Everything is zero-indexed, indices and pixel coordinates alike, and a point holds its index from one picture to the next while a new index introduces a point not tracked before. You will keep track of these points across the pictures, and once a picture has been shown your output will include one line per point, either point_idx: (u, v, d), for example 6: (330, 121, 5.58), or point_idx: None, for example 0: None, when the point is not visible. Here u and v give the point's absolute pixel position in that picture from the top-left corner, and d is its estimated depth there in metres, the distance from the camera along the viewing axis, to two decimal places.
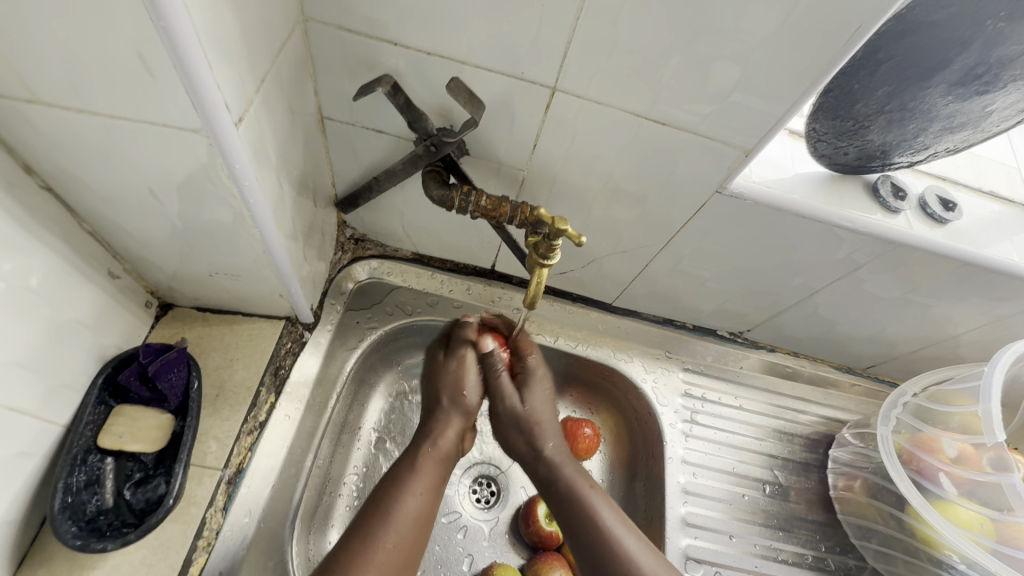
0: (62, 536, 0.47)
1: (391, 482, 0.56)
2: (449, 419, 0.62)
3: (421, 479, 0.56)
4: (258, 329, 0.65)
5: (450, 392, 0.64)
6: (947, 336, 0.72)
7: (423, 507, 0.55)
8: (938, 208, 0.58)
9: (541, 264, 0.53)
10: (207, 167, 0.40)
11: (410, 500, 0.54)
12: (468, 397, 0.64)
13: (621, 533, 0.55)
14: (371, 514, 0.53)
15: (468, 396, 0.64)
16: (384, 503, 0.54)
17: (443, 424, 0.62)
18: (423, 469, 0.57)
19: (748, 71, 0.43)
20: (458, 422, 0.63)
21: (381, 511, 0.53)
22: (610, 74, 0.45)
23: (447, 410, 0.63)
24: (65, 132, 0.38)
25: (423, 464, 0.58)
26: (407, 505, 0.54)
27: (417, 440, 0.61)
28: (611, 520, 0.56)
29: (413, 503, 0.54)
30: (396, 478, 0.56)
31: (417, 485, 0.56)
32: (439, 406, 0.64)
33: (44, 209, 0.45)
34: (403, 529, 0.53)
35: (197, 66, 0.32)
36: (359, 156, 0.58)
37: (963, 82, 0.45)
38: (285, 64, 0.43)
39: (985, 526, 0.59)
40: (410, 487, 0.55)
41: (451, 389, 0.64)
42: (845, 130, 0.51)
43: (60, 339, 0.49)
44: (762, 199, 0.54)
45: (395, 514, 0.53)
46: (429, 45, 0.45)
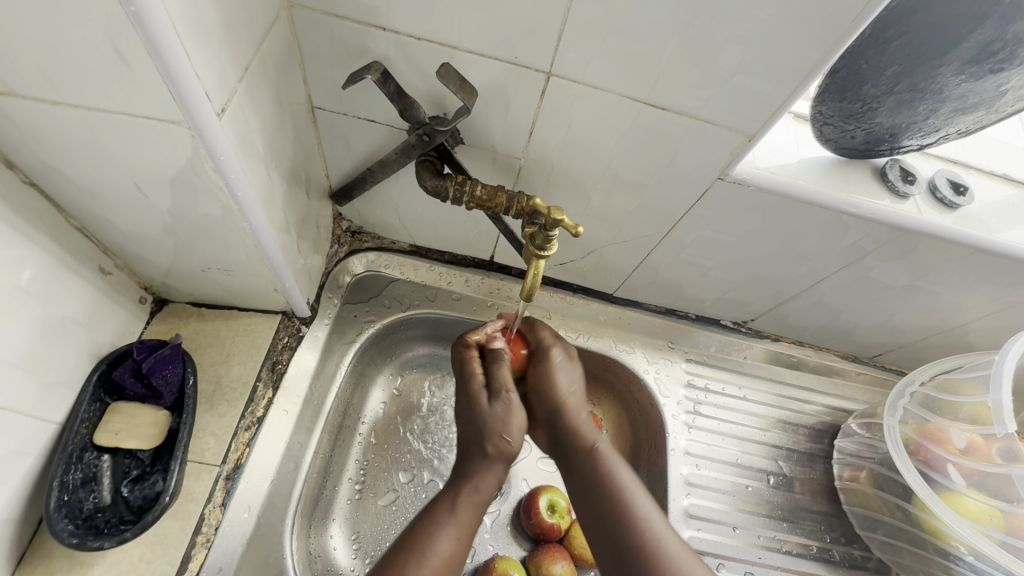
0: (59, 535, 0.46)
1: (423, 524, 0.51)
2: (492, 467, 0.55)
3: (456, 523, 0.51)
4: (254, 323, 0.64)
5: (476, 427, 0.56)
6: (956, 324, 0.70)
7: (459, 553, 0.50)
8: (948, 192, 0.56)
9: (539, 255, 0.51)
10: (192, 159, 0.39)
11: (443, 543, 0.49)
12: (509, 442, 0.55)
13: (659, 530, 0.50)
14: (400, 560, 0.47)
15: (511, 439, 0.55)
16: (415, 549, 0.48)
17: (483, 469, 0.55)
18: (459, 512, 0.51)
19: (751, 52, 0.41)
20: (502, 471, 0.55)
21: (414, 556, 0.48)
22: (607, 58, 0.44)
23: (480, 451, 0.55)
24: (45, 125, 0.37)
25: (458, 509, 0.52)
26: (441, 550, 0.48)
27: (451, 482, 0.54)
28: (652, 516, 0.51)
29: (448, 547, 0.49)
30: (427, 519, 0.51)
31: (450, 529, 0.50)
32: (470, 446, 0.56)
33: (28, 204, 0.44)
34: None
35: (173, 54, 0.31)
36: (352, 146, 0.57)
37: (977, 60, 0.43)
38: (270, 52, 0.42)
39: (994, 517, 0.58)
40: (444, 531, 0.50)
41: (492, 432, 0.55)
42: (852, 112, 0.49)
43: (52, 336, 0.49)
44: (766, 185, 0.53)
45: (427, 558, 0.48)
46: (420, 30, 0.44)
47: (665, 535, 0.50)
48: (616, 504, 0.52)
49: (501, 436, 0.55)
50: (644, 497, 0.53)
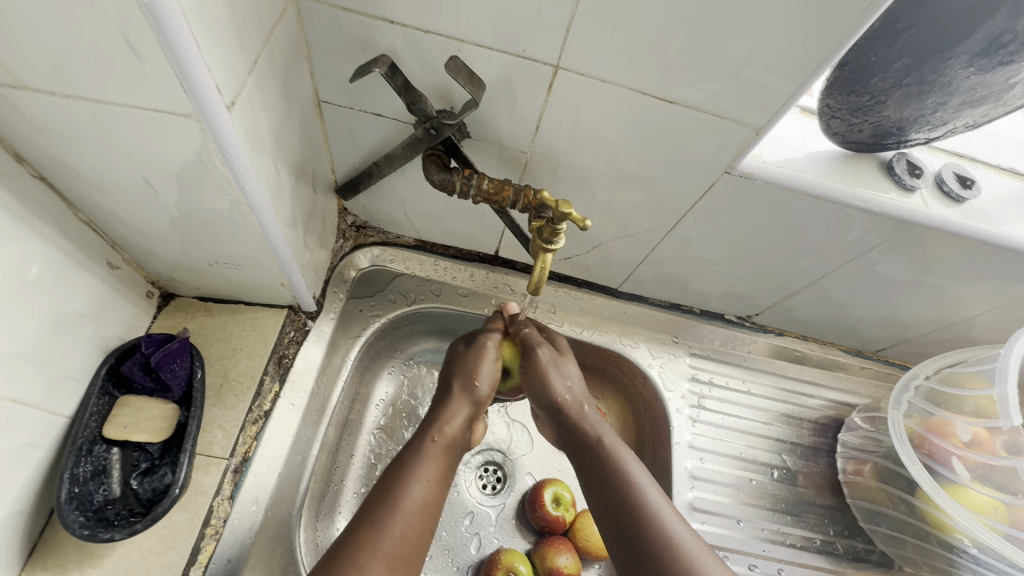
0: (70, 526, 0.47)
1: (396, 470, 0.51)
2: (457, 406, 0.58)
3: (430, 465, 0.52)
4: (260, 317, 0.64)
5: (464, 379, 0.59)
6: (961, 319, 0.71)
7: (435, 495, 0.51)
8: (955, 185, 0.56)
9: (545, 249, 0.51)
10: (201, 153, 0.39)
11: (418, 488, 0.50)
12: (479, 383, 0.59)
13: (662, 514, 0.50)
14: (377, 504, 0.48)
15: (479, 382, 0.60)
16: (387, 493, 0.49)
17: (450, 409, 0.58)
18: (429, 457, 0.53)
19: (760, 45, 0.41)
20: (466, 411, 0.58)
21: (387, 498, 0.48)
22: (614, 51, 0.43)
23: (454, 396, 0.59)
24: (55, 118, 0.37)
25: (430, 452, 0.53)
26: (415, 494, 0.49)
27: (421, 431, 0.55)
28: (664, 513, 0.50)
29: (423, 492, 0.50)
30: (399, 465, 0.52)
31: (424, 472, 0.51)
32: (449, 392, 0.59)
33: (36, 198, 0.44)
34: (412, 519, 0.48)
35: (184, 47, 0.31)
36: (358, 141, 0.57)
37: (986, 52, 0.43)
38: (278, 44, 0.42)
39: (998, 510, 0.58)
40: (416, 475, 0.51)
41: (467, 374, 0.60)
42: (861, 106, 0.49)
43: (59, 330, 0.49)
44: (773, 179, 0.53)
45: (404, 504, 0.48)
46: (427, 23, 0.44)
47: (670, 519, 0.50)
48: (622, 488, 0.52)
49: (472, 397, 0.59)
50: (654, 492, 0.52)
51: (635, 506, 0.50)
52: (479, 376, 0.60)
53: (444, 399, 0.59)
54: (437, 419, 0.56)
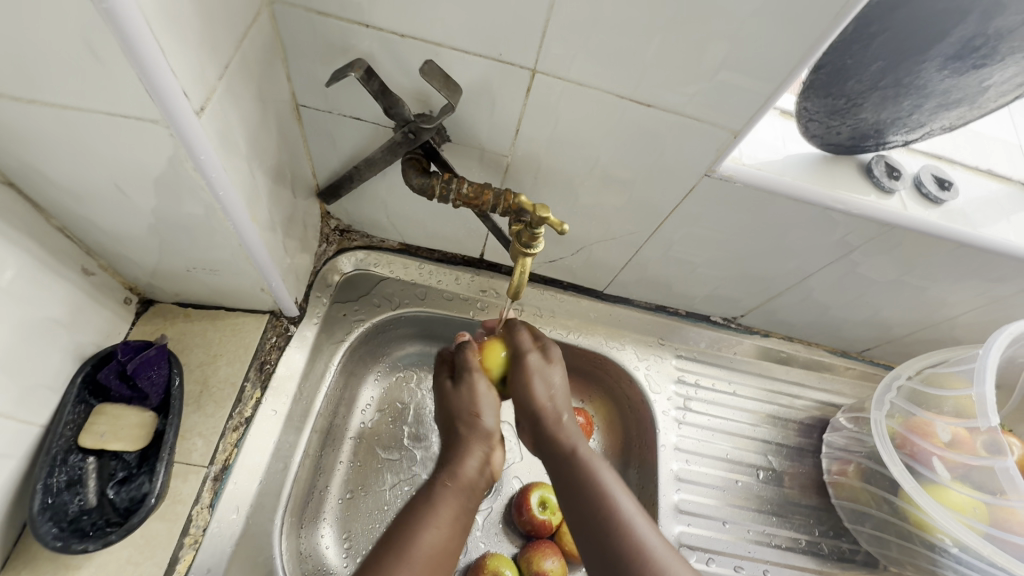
0: (42, 538, 0.46)
1: (408, 516, 0.50)
2: (471, 450, 0.56)
3: (444, 512, 0.50)
4: (241, 323, 0.64)
5: (465, 418, 0.57)
6: (943, 319, 0.71)
7: (449, 545, 0.49)
8: (933, 187, 0.57)
9: (525, 253, 0.51)
10: (171, 158, 0.39)
11: (431, 534, 0.48)
12: (481, 419, 0.57)
13: (636, 525, 0.50)
14: (389, 552, 0.46)
15: (484, 417, 0.57)
16: (398, 541, 0.47)
17: (464, 453, 0.55)
18: (443, 502, 0.51)
19: (736, 48, 0.41)
20: (481, 453, 0.56)
21: (397, 546, 0.47)
22: (592, 55, 0.43)
23: (461, 436, 0.57)
24: (21, 125, 0.37)
25: (445, 499, 0.51)
26: (427, 541, 0.47)
27: (433, 476, 0.54)
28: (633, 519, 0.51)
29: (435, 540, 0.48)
30: (412, 511, 0.50)
31: (437, 518, 0.49)
32: (455, 434, 0.57)
33: (6, 204, 0.44)
34: (427, 566, 0.46)
35: (147, 51, 0.31)
36: (338, 145, 0.57)
37: (960, 55, 0.43)
38: (252, 48, 0.42)
39: (979, 509, 0.59)
40: (428, 522, 0.49)
41: (466, 412, 0.58)
42: (838, 108, 0.49)
43: (32, 338, 0.48)
44: (752, 181, 0.53)
45: (415, 553, 0.46)
46: (403, 26, 0.43)
47: (640, 524, 0.50)
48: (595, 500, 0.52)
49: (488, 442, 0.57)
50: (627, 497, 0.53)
51: (610, 519, 0.50)
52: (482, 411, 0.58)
53: (452, 441, 0.57)
54: (450, 462, 0.55)
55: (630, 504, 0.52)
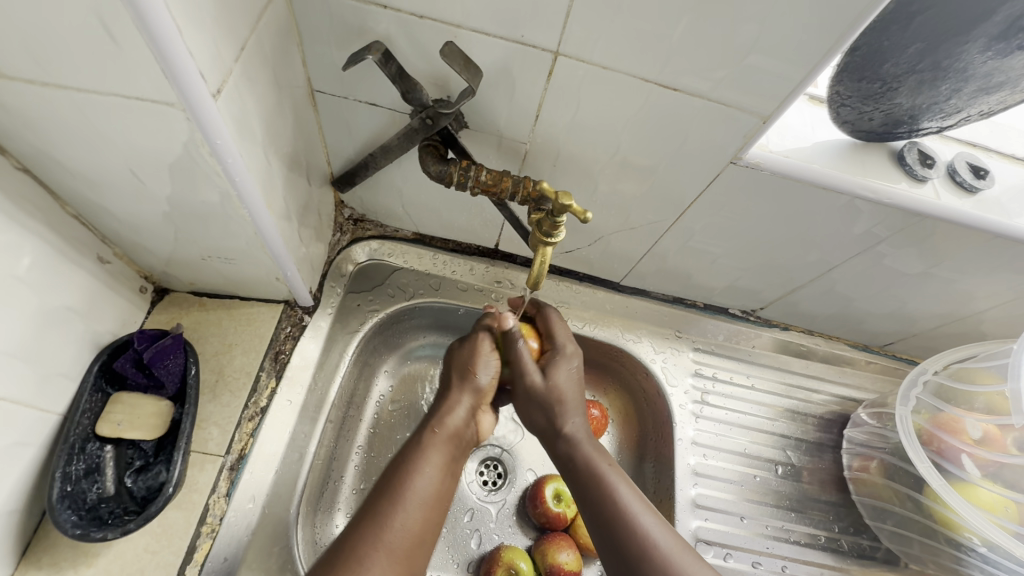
0: (62, 526, 0.46)
1: (398, 460, 0.51)
2: (460, 398, 0.57)
3: (432, 455, 0.52)
4: (256, 312, 0.63)
5: (461, 371, 0.59)
6: (971, 313, 0.69)
7: (436, 488, 0.50)
8: (968, 175, 0.55)
9: (545, 242, 0.50)
10: (187, 144, 0.38)
11: (421, 479, 0.49)
12: (477, 375, 0.59)
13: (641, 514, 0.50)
14: (380, 492, 0.48)
15: (479, 375, 0.59)
16: (390, 484, 0.49)
17: (453, 403, 0.57)
18: (432, 448, 0.52)
19: (768, 29, 0.40)
20: (468, 403, 0.58)
21: (390, 490, 0.48)
22: (617, 36, 0.42)
23: (457, 389, 0.58)
24: (37, 109, 0.36)
25: (432, 443, 0.53)
26: (418, 485, 0.49)
27: (423, 422, 0.55)
28: (639, 510, 0.50)
29: (424, 484, 0.49)
30: (402, 455, 0.52)
31: (428, 463, 0.51)
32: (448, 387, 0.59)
33: (22, 191, 0.43)
34: (417, 510, 0.48)
35: (164, 32, 0.30)
36: (354, 132, 0.56)
37: (1005, 35, 0.41)
38: (268, 31, 0.41)
39: (1009, 508, 0.57)
40: (418, 466, 0.50)
41: (462, 368, 0.59)
42: (871, 93, 0.48)
43: (49, 327, 0.48)
44: (780, 169, 0.51)
45: (404, 494, 0.48)
46: (422, 7, 0.42)
47: (645, 514, 0.50)
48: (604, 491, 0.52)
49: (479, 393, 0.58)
50: (630, 488, 0.52)
51: (612, 508, 0.50)
52: (477, 368, 0.59)
53: (445, 393, 0.58)
54: (441, 413, 0.56)
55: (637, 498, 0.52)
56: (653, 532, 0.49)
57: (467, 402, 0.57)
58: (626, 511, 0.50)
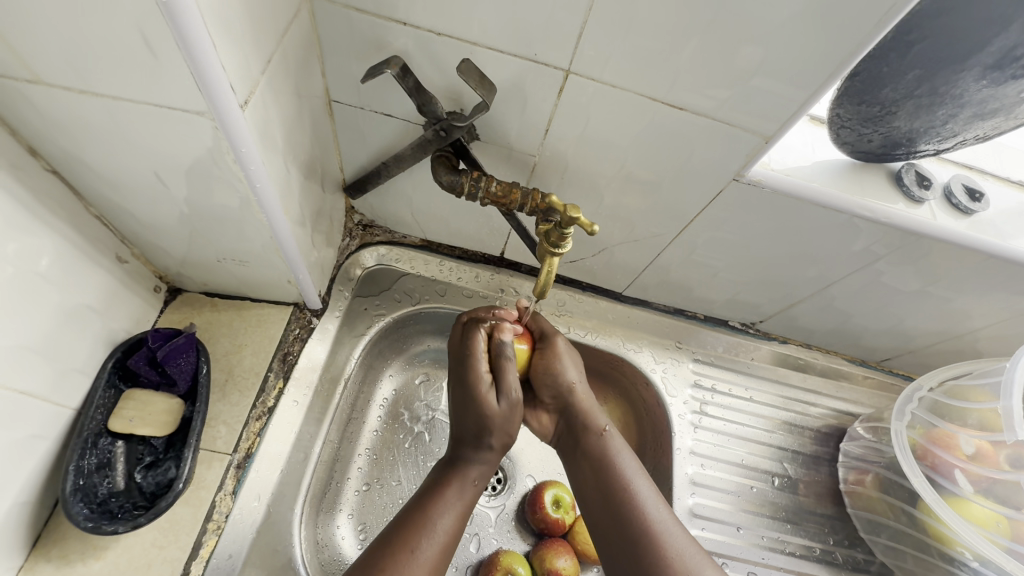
0: (74, 518, 0.47)
1: (428, 496, 0.52)
2: (492, 448, 0.57)
3: (459, 501, 0.52)
4: (267, 314, 0.65)
5: (471, 408, 0.55)
6: (965, 331, 0.70)
7: (459, 525, 0.51)
8: (963, 198, 0.56)
9: (552, 253, 0.52)
10: (212, 150, 0.39)
11: (447, 520, 0.50)
12: (489, 410, 0.54)
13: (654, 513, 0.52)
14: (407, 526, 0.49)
15: (512, 394, 0.55)
16: (419, 518, 0.50)
17: None
18: (461, 492, 0.53)
19: (772, 54, 0.41)
20: (494, 433, 0.59)
21: (418, 525, 0.49)
22: (627, 57, 0.43)
23: None
24: (70, 114, 0.38)
25: (459, 479, 0.54)
26: (443, 526, 0.50)
27: (452, 452, 0.57)
28: (652, 510, 0.52)
29: (451, 522, 0.51)
30: (430, 494, 0.52)
31: (453, 506, 0.52)
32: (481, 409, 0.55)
33: (48, 191, 0.45)
34: (442, 546, 0.49)
35: (200, 46, 0.31)
36: (367, 140, 0.57)
37: (999, 65, 0.43)
38: (292, 44, 0.42)
39: (1000, 524, 0.58)
40: (446, 504, 0.51)
41: (495, 389, 0.55)
42: (871, 116, 0.49)
43: (68, 324, 0.49)
44: (781, 187, 0.53)
45: (432, 532, 0.49)
46: (440, 24, 0.44)
47: (658, 514, 0.52)
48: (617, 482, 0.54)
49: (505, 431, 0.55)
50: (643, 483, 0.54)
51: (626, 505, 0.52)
52: (486, 402, 0.55)
53: None
54: (468, 440, 0.57)
55: (653, 493, 0.54)
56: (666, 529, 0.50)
57: (500, 455, 0.57)
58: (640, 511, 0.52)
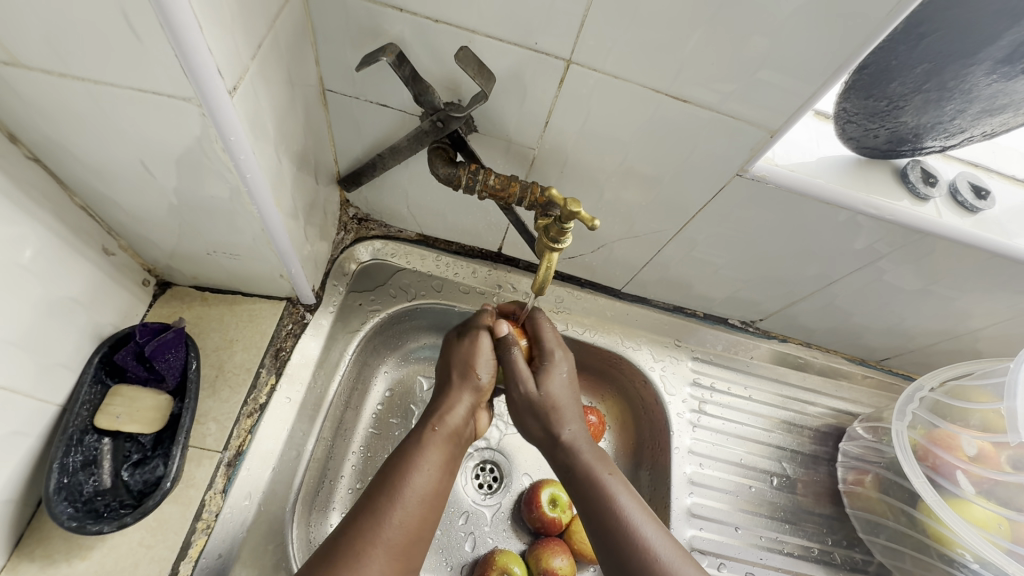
0: (57, 517, 0.46)
1: (399, 458, 0.51)
2: (459, 396, 0.57)
3: (432, 455, 0.51)
4: (259, 309, 0.63)
5: (460, 368, 0.58)
6: (967, 331, 0.70)
7: (434, 488, 0.50)
8: (969, 195, 0.55)
9: (552, 248, 0.51)
10: (201, 139, 0.38)
11: (420, 477, 0.49)
12: (479, 374, 0.58)
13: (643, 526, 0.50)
14: (379, 491, 0.48)
15: (479, 372, 0.58)
16: (390, 480, 0.48)
17: (454, 400, 0.57)
18: (432, 445, 0.52)
19: (779, 45, 0.40)
20: (468, 400, 0.57)
21: (389, 488, 0.48)
22: (630, 47, 0.42)
23: (455, 387, 0.58)
24: (52, 99, 0.36)
25: (431, 440, 0.52)
26: (417, 483, 0.49)
27: (423, 420, 0.55)
28: (641, 521, 0.50)
29: (423, 483, 0.49)
30: (402, 454, 0.51)
31: (427, 462, 0.51)
32: (451, 383, 0.58)
33: (31, 180, 0.43)
34: (413, 509, 0.47)
35: (186, 27, 0.30)
36: (362, 131, 0.56)
37: (1010, 59, 0.42)
38: (284, 30, 0.41)
39: (1002, 526, 0.57)
40: (418, 463, 0.50)
41: (463, 365, 0.59)
42: (878, 111, 0.48)
43: (52, 317, 0.48)
44: (785, 183, 0.52)
45: (403, 494, 0.47)
46: (437, 11, 0.42)
47: (646, 526, 0.50)
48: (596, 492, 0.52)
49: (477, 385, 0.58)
50: (626, 493, 0.52)
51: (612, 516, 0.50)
52: (478, 366, 0.58)
53: (446, 388, 0.58)
54: (441, 409, 0.56)
55: (635, 502, 0.52)
56: (654, 541, 0.49)
57: (466, 398, 0.57)
58: (627, 523, 0.50)
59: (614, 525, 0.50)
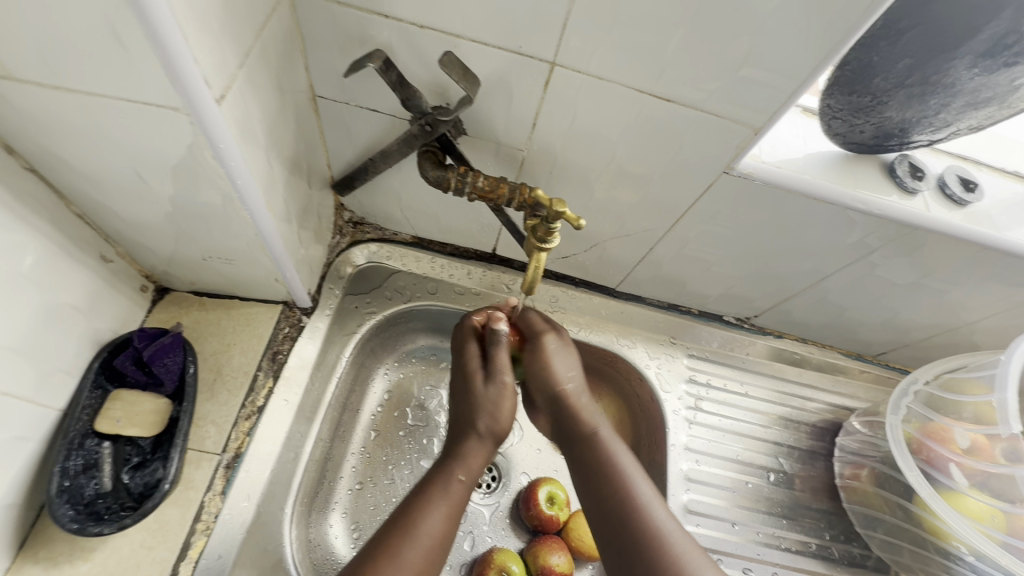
0: (60, 520, 0.47)
1: (414, 500, 0.51)
2: (484, 443, 0.56)
3: (448, 499, 0.52)
4: (255, 312, 0.64)
5: (487, 416, 0.56)
6: (962, 324, 0.70)
7: (446, 533, 0.50)
8: (957, 188, 0.56)
9: (540, 248, 0.51)
10: (191, 146, 0.39)
11: (433, 520, 0.50)
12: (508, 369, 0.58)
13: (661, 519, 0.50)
14: (392, 536, 0.48)
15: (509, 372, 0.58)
16: (406, 524, 0.49)
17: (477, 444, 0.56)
18: (451, 493, 0.52)
19: (759, 44, 0.41)
20: (490, 449, 0.57)
21: (405, 532, 0.48)
22: (612, 47, 0.43)
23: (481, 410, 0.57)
24: (46, 110, 0.37)
25: (450, 486, 0.53)
26: (431, 527, 0.49)
27: (445, 464, 0.55)
28: (656, 512, 0.50)
29: (438, 527, 0.50)
30: (418, 495, 0.52)
31: (441, 504, 0.51)
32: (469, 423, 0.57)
33: (27, 189, 0.44)
34: (426, 554, 0.48)
35: (171, 38, 0.31)
36: (354, 136, 0.57)
37: (991, 52, 0.42)
38: (272, 38, 0.42)
39: (996, 518, 0.58)
40: (435, 507, 0.51)
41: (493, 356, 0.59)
42: (862, 106, 0.48)
43: (49, 323, 0.48)
44: (772, 179, 0.52)
45: (418, 538, 0.48)
46: (422, 17, 0.43)
47: (665, 519, 0.50)
48: (616, 484, 0.52)
49: (490, 413, 0.56)
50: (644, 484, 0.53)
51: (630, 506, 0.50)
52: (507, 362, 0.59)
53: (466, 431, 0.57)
54: (461, 450, 0.56)
55: (651, 493, 0.52)
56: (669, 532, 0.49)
57: (490, 447, 0.57)
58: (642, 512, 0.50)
59: (632, 513, 0.50)
